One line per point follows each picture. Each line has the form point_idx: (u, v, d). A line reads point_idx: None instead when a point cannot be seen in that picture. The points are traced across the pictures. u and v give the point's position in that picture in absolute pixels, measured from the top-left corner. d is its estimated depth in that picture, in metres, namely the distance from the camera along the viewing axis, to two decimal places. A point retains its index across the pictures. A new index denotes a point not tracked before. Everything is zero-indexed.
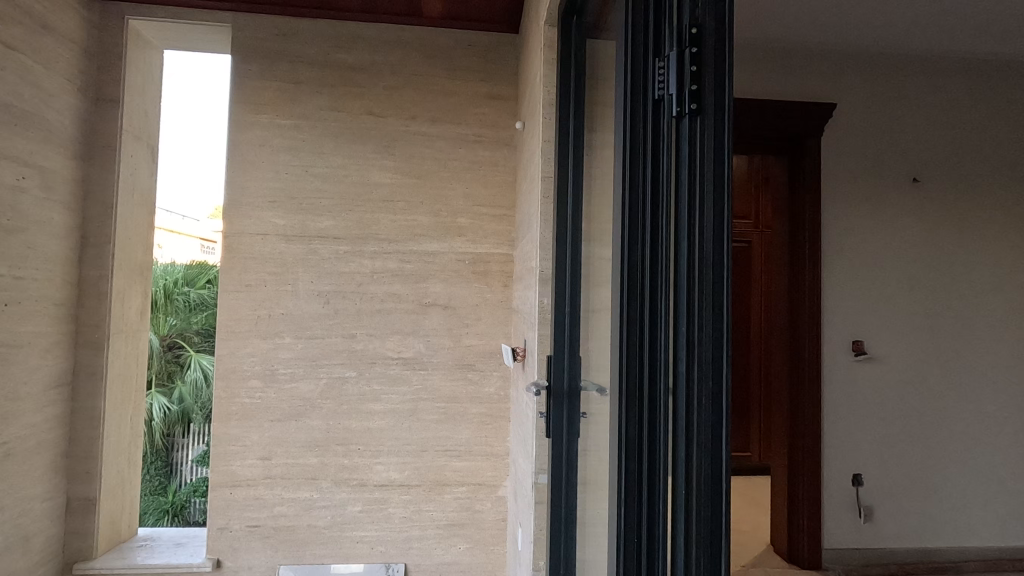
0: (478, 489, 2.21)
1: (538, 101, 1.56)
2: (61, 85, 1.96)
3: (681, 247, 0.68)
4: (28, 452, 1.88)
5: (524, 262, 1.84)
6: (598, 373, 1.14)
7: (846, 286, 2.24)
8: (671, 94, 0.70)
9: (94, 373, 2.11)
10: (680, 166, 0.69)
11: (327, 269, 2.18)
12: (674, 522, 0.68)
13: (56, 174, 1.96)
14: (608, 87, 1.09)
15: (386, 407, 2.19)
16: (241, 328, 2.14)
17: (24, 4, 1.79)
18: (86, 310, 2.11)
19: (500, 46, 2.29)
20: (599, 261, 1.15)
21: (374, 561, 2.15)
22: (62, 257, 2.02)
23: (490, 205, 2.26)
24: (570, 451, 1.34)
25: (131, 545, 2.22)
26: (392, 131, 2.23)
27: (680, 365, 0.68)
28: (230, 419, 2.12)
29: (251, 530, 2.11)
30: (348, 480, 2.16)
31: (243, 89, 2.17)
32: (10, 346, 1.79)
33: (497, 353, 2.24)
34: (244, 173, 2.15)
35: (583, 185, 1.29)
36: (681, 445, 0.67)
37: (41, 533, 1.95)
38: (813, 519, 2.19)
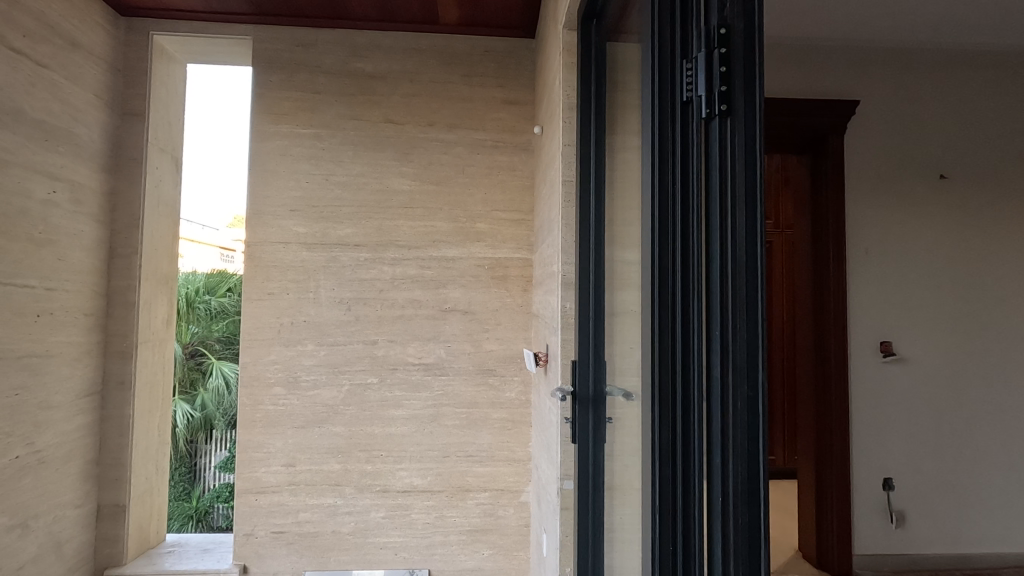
0: (500, 495, 2.20)
1: (557, 106, 1.56)
2: (89, 100, 2.01)
3: (713, 251, 0.67)
4: (60, 460, 1.92)
5: (544, 266, 1.84)
6: (624, 377, 1.13)
7: (872, 286, 2.19)
8: (700, 96, 0.69)
9: (123, 382, 2.15)
10: (710, 168, 0.68)
11: (348, 276, 2.20)
12: (710, 529, 0.67)
13: (85, 187, 2.01)
14: (630, 90, 1.09)
15: (408, 413, 2.20)
16: (264, 336, 2.16)
17: (53, 22, 1.83)
18: (115, 319, 2.15)
19: (517, 51, 2.30)
20: (624, 265, 1.14)
21: (398, 567, 2.16)
22: (91, 268, 2.06)
23: (508, 209, 2.26)
24: (596, 456, 1.32)
25: (159, 551, 2.25)
26: (411, 138, 2.25)
27: (714, 370, 0.67)
28: (254, 426, 2.14)
29: (276, 536, 2.12)
30: (371, 486, 2.17)
31: (264, 99, 2.20)
32: (42, 356, 1.83)
33: (518, 358, 2.24)
34: (266, 182, 2.18)
35: (606, 189, 1.29)
36: (716, 451, 0.66)
37: (73, 539, 1.99)
38: (842, 524, 2.15)
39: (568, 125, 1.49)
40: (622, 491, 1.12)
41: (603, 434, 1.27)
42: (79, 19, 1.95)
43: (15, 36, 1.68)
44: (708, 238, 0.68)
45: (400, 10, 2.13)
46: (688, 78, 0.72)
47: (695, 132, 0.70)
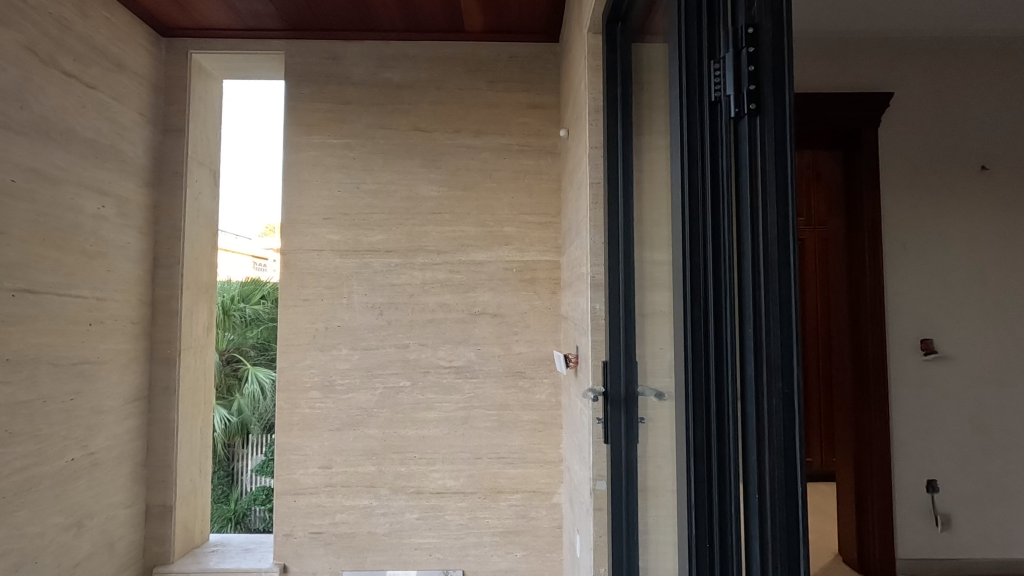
0: (532, 496, 2.21)
1: (583, 108, 1.58)
2: (133, 118, 2.11)
3: (744, 250, 0.68)
4: (111, 462, 2.01)
5: (572, 268, 1.85)
6: (656, 378, 1.13)
7: (911, 282, 2.13)
8: (728, 96, 0.70)
9: (168, 387, 2.24)
10: (740, 167, 0.69)
11: (379, 282, 2.25)
12: (746, 527, 0.67)
13: (131, 201, 2.10)
14: (656, 92, 1.10)
15: (439, 415, 2.23)
16: (300, 341, 2.22)
17: (100, 46, 1.93)
18: (159, 327, 2.25)
19: (542, 55, 2.32)
20: (654, 266, 1.14)
21: (432, 568, 2.19)
22: (137, 277, 2.15)
23: (535, 212, 2.27)
24: (629, 458, 1.32)
25: (204, 550, 2.33)
26: (438, 145, 2.29)
27: (748, 367, 0.67)
28: (292, 429, 2.20)
29: (314, 536, 2.18)
30: (405, 488, 2.21)
31: (297, 112, 2.27)
32: (95, 363, 1.92)
33: (548, 360, 2.25)
34: (299, 192, 2.24)
35: (634, 191, 1.30)
36: (752, 449, 0.66)
37: (124, 538, 2.08)
38: (884, 528, 2.10)
39: (594, 127, 1.50)
40: (656, 493, 1.13)
41: (637, 435, 1.27)
42: (124, 41, 2.05)
43: (67, 60, 1.77)
44: (740, 237, 0.69)
45: (426, 19, 2.18)
46: (715, 79, 0.72)
47: (725, 131, 0.71)
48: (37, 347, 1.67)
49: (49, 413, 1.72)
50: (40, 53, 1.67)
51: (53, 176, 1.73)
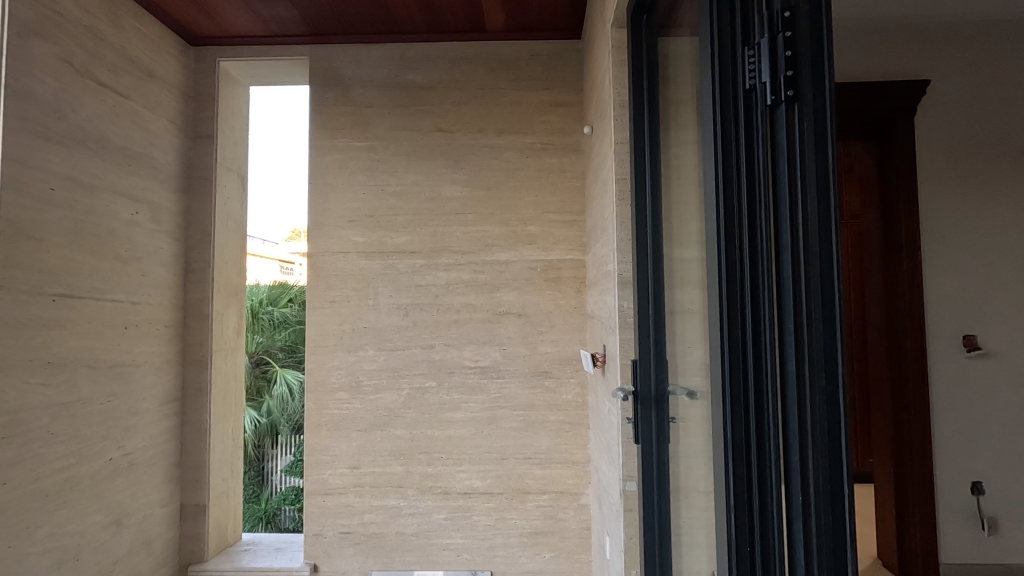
0: (560, 497, 2.20)
1: (608, 104, 1.56)
2: (164, 126, 2.16)
3: (783, 242, 0.66)
4: (147, 462, 2.05)
5: (598, 266, 1.83)
6: (687, 377, 1.10)
7: (951, 276, 2.05)
8: (764, 83, 0.68)
9: (200, 389, 2.28)
10: (777, 156, 0.67)
11: (404, 283, 2.25)
12: (789, 530, 0.65)
13: (163, 208, 2.15)
14: (684, 85, 1.08)
15: (466, 416, 2.23)
16: (327, 342, 2.24)
17: (132, 56, 1.98)
18: (192, 330, 2.30)
19: (564, 53, 2.30)
20: (684, 262, 1.12)
21: (461, 568, 2.18)
22: (169, 282, 2.20)
23: (560, 211, 2.26)
24: (661, 459, 1.29)
25: (237, 549, 2.37)
26: (461, 146, 2.28)
27: (788, 364, 0.65)
28: (321, 429, 2.23)
29: (343, 536, 2.19)
30: (432, 488, 2.21)
31: (321, 116, 2.29)
32: (130, 365, 1.97)
33: (574, 360, 2.23)
34: (325, 195, 2.27)
35: (662, 188, 1.27)
36: (794, 449, 0.64)
37: (160, 536, 2.12)
38: (926, 532, 2.02)
39: (621, 122, 1.48)
40: (688, 495, 1.10)
41: (668, 436, 1.24)
42: (155, 51, 2.10)
43: (101, 71, 1.82)
44: (778, 229, 0.67)
45: (447, 20, 2.18)
46: (749, 66, 0.70)
47: (760, 119, 0.69)
48: (76, 350, 1.72)
49: (88, 414, 1.77)
50: (76, 64, 1.72)
51: (88, 183, 1.77)
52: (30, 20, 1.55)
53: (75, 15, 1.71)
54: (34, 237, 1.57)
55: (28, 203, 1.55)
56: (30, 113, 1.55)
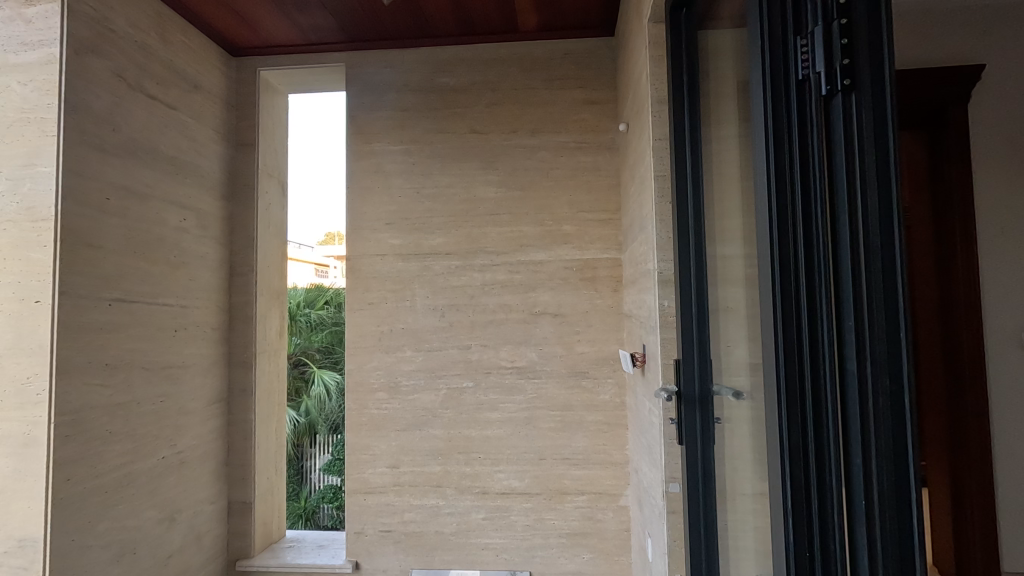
0: (599, 498, 2.18)
1: (645, 100, 1.54)
2: (209, 135, 2.23)
3: (841, 236, 0.63)
4: (196, 460, 2.13)
5: (636, 265, 1.81)
6: (732, 376, 1.08)
7: (1009, 270, 1.92)
8: (818, 73, 0.65)
9: (246, 389, 2.35)
10: (833, 149, 0.64)
11: (441, 284, 2.27)
12: (852, 534, 0.62)
13: (208, 214, 2.23)
14: (726, 79, 1.05)
15: (503, 416, 2.23)
16: (366, 343, 2.28)
17: (180, 69, 2.05)
18: (237, 333, 2.37)
19: (597, 51, 2.29)
20: (727, 259, 1.09)
21: (500, 568, 2.19)
22: (215, 286, 2.27)
23: (595, 210, 2.24)
24: (706, 460, 1.26)
25: (281, 545, 2.43)
26: (495, 147, 2.29)
27: (849, 364, 0.62)
28: (361, 428, 2.26)
29: (384, 534, 2.23)
30: (471, 488, 2.22)
31: (358, 121, 2.33)
32: (180, 367, 2.04)
33: (611, 360, 2.21)
34: (362, 199, 2.31)
35: (705, 184, 1.24)
36: (856, 452, 0.61)
37: (210, 532, 2.20)
38: (986, 541, 1.92)
39: (659, 119, 1.46)
40: (735, 498, 1.07)
41: (714, 438, 1.22)
42: (200, 63, 2.17)
43: (151, 84, 1.89)
44: (835, 224, 0.64)
45: (480, 21, 2.19)
46: (802, 55, 0.67)
47: (813, 110, 0.66)
48: (130, 353, 1.79)
49: (142, 414, 1.84)
50: (129, 78, 1.79)
51: (141, 192, 1.85)
52: (86, 37, 1.62)
53: (127, 31, 1.79)
54: (92, 245, 1.64)
55: (87, 212, 1.62)
56: (88, 127, 1.63)
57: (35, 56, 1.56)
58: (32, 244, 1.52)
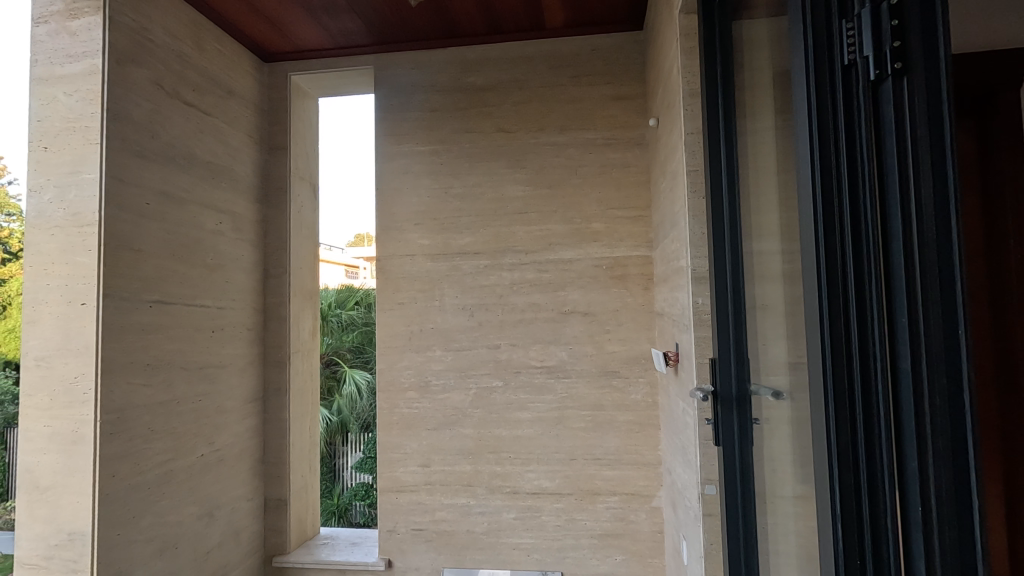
0: (631, 499, 2.15)
1: (676, 93, 1.51)
2: (243, 140, 2.28)
3: (891, 229, 0.60)
4: (234, 457, 2.18)
5: (667, 263, 1.78)
6: (771, 375, 1.04)
7: None
8: (866, 57, 0.62)
9: (280, 388, 2.40)
10: (883, 136, 0.61)
11: (469, 284, 2.28)
12: (907, 542, 0.59)
13: (243, 217, 2.28)
14: (762, 69, 1.02)
15: (533, 416, 2.22)
16: (396, 343, 2.30)
17: (214, 76, 2.10)
18: (271, 333, 2.42)
19: (625, 46, 2.26)
20: (764, 256, 1.06)
21: (531, 568, 2.18)
22: (250, 287, 2.32)
23: (625, 207, 2.21)
24: (744, 463, 1.22)
25: (316, 542, 2.47)
26: (523, 145, 2.28)
27: (902, 361, 0.59)
28: (392, 427, 2.28)
29: (416, 533, 2.24)
30: (501, 488, 2.22)
31: (387, 122, 2.35)
32: (217, 366, 2.09)
33: (642, 359, 2.18)
34: (391, 200, 2.32)
35: (741, 178, 1.20)
36: (910, 452, 0.58)
37: (247, 528, 2.25)
38: None
39: (691, 112, 1.43)
40: (775, 499, 1.04)
41: (752, 439, 1.18)
42: (233, 70, 2.22)
43: (187, 91, 1.94)
44: (885, 214, 0.61)
45: (507, 20, 2.18)
46: (847, 38, 0.65)
47: (861, 96, 0.63)
48: (170, 353, 1.84)
49: (182, 412, 1.89)
50: (166, 86, 1.84)
51: (178, 197, 1.89)
52: (125, 48, 1.67)
53: (164, 40, 1.83)
54: (133, 248, 1.69)
55: (127, 217, 1.67)
56: (128, 135, 1.68)
57: (79, 67, 1.61)
58: (78, 248, 1.58)
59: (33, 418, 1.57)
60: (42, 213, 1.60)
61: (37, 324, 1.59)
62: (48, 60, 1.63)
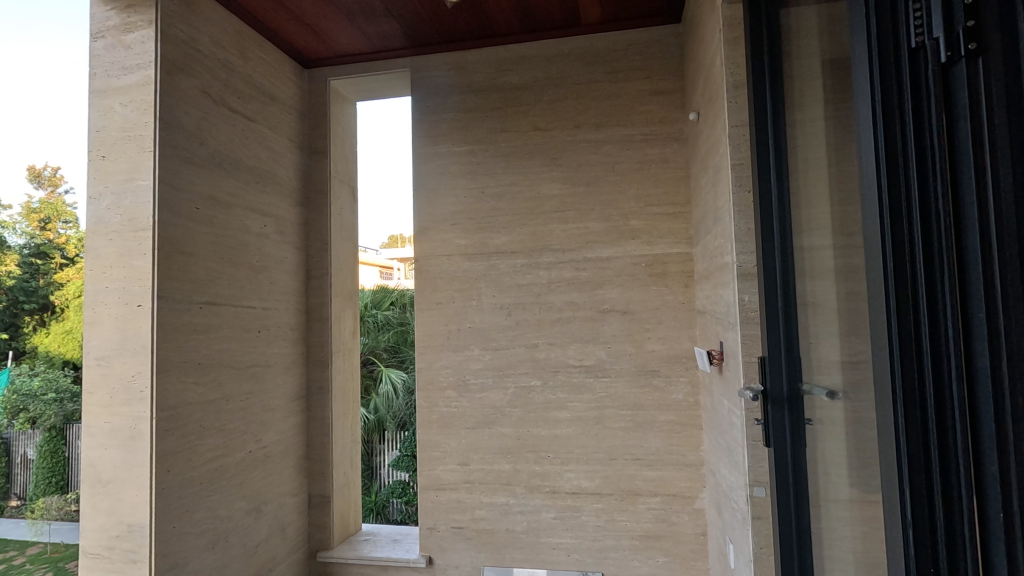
0: (673, 500, 2.11)
1: (719, 86, 1.48)
2: (285, 145, 2.34)
3: (966, 218, 0.55)
4: (279, 454, 2.24)
5: (710, 260, 1.74)
6: (825, 374, 1.00)
7: None
8: (936, 39, 0.58)
9: (323, 387, 2.45)
10: (956, 120, 0.57)
11: (506, 283, 2.28)
12: (986, 555, 0.54)
13: (286, 219, 2.34)
14: (812, 58, 0.99)
15: (572, 415, 2.21)
16: (435, 342, 2.32)
17: (258, 83, 2.16)
18: (314, 332, 2.47)
19: (663, 39, 2.22)
20: (815, 252, 1.02)
21: (572, 568, 2.17)
22: (293, 288, 2.38)
23: (663, 204, 2.18)
24: (797, 466, 1.17)
25: (357, 538, 2.52)
26: (560, 142, 2.27)
27: (979, 361, 0.54)
28: (432, 426, 2.30)
29: (456, 531, 2.26)
30: (541, 487, 2.21)
31: (423, 123, 2.38)
32: (264, 365, 2.15)
33: (684, 358, 2.14)
34: (429, 200, 2.35)
35: (790, 172, 1.17)
36: (989, 459, 0.53)
37: (292, 523, 2.30)
38: None
39: (735, 104, 1.39)
40: (831, 503, 1.00)
41: (806, 441, 1.13)
42: (275, 77, 2.28)
43: (232, 99, 2.00)
44: (958, 203, 0.56)
45: (542, 17, 2.17)
46: (914, 20, 0.61)
47: (931, 79, 0.59)
48: (220, 352, 1.91)
49: (231, 410, 1.95)
50: (213, 94, 1.90)
51: (225, 201, 1.96)
52: (176, 58, 1.74)
53: (210, 50, 1.89)
54: (184, 252, 1.75)
55: (179, 222, 1.73)
56: (179, 142, 1.74)
57: (134, 79, 1.68)
58: (134, 252, 1.64)
59: (95, 414, 1.65)
60: (101, 219, 1.68)
61: (98, 325, 1.67)
62: (105, 73, 1.71)
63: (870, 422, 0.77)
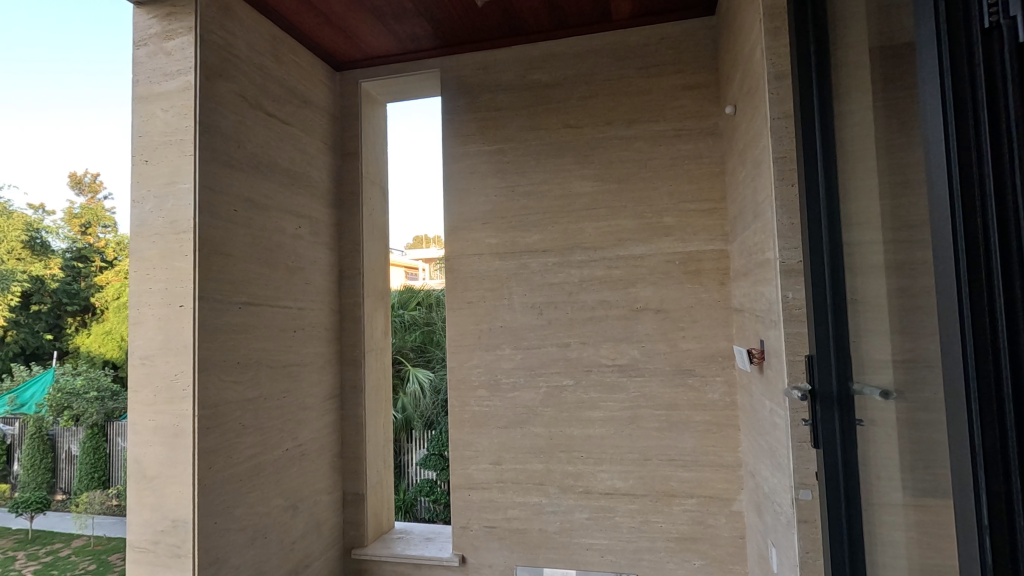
0: (710, 502, 2.07)
1: (759, 76, 1.44)
2: (318, 147, 2.36)
3: None
4: (314, 452, 2.27)
5: (748, 257, 1.70)
6: (878, 373, 0.96)
7: None
8: (1011, 19, 0.48)
9: (356, 386, 2.48)
10: None
11: (538, 282, 2.27)
12: None
13: (319, 220, 2.37)
14: (861, 45, 0.95)
15: (605, 415, 2.18)
16: (466, 342, 2.32)
17: (291, 86, 2.19)
18: (347, 331, 2.50)
19: (696, 32, 2.18)
20: (865, 247, 0.99)
21: (606, 569, 2.14)
22: (326, 288, 2.41)
23: (697, 200, 2.14)
24: (846, 468, 1.13)
25: (390, 536, 2.54)
26: (590, 140, 2.25)
27: None
28: (464, 425, 2.31)
29: (489, 530, 2.25)
30: (574, 487, 2.19)
31: (453, 123, 2.38)
32: (299, 364, 2.18)
33: (720, 357, 2.09)
34: (459, 199, 2.35)
35: (837, 165, 1.12)
36: None
37: (327, 520, 2.33)
38: None
39: (776, 96, 1.36)
40: (883, 506, 0.96)
41: (857, 442, 1.09)
42: (308, 80, 2.31)
43: (268, 102, 2.04)
44: None
45: (573, 13, 2.15)
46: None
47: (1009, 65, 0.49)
48: (257, 352, 1.94)
49: (269, 409, 1.98)
50: (249, 98, 1.94)
51: (262, 203, 1.99)
52: (214, 63, 1.77)
53: (247, 55, 1.93)
54: (223, 253, 1.79)
55: (218, 224, 1.77)
56: (217, 146, 1.77)
57: (174, 84, 1.72)
58: (176, 253, 1.68)
59: (140, 412, 1.69)
60: (144, 222, 1.73)
61: (142, 324, 1.72)
62: (147, 80, 1.75)
63: (937, 447, 0.68)
